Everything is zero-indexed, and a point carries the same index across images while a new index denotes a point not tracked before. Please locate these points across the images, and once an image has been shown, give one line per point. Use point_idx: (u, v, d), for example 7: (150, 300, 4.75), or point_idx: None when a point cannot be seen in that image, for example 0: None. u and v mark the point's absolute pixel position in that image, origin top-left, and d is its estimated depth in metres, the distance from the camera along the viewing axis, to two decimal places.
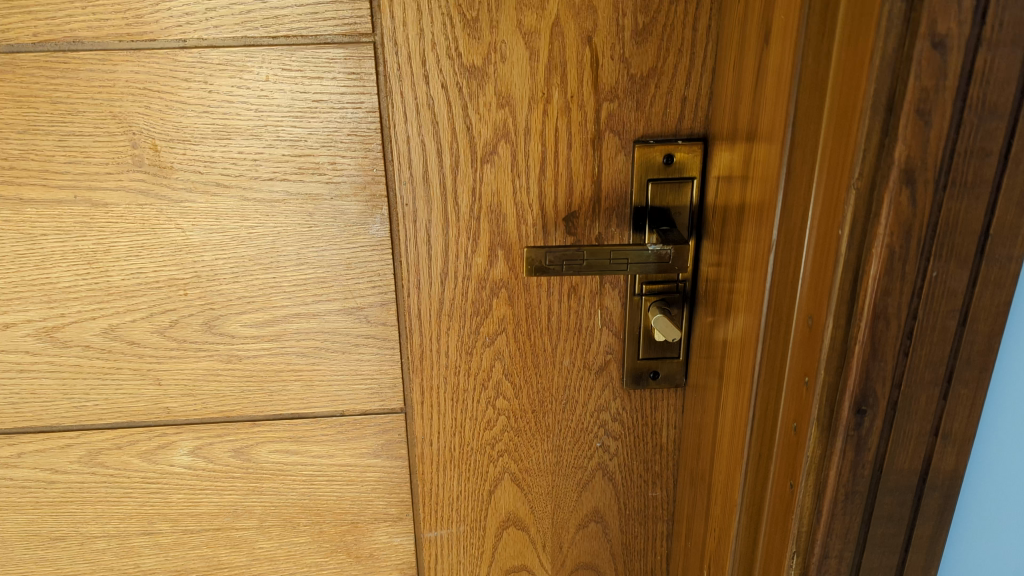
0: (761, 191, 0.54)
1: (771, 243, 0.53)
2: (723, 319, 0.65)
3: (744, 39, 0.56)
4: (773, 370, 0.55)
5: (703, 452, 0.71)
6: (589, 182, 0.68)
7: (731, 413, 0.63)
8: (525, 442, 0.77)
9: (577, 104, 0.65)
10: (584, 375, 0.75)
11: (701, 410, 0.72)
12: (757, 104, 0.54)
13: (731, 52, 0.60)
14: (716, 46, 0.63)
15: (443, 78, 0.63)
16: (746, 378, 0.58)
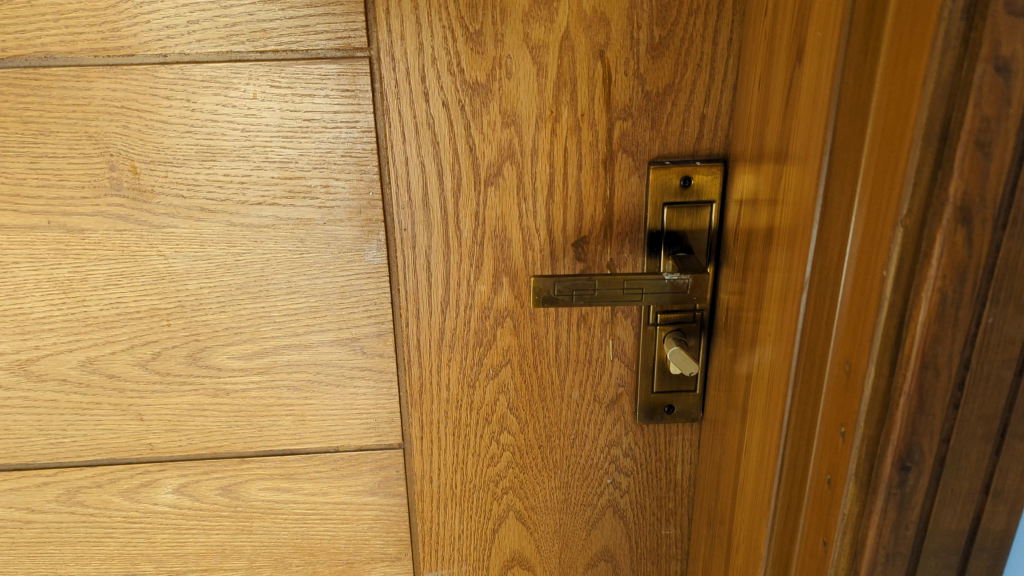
0: (792, 222, 0.49)
1: (804, 279, 0.48)
2: (744, 354, 0.60)
3: (771, 56, 0.51)
4: (804, 416, 0.51)
5: (722, 493, 0.67)
6: (600, 206, 0.63)
7: (754, 460, 0.58)
8: (531, 478, 0.73)
9: (588, 123, 0.60)
10: (593, 408, 0.71)
11: (719, 449, 0.67)
12: (786, 127, 0.49)
13: (755, 67, 0.55)
14: (738, 61, 0.59)
15: (444, 95, 0.58)
16: (774, 424, 0.53)
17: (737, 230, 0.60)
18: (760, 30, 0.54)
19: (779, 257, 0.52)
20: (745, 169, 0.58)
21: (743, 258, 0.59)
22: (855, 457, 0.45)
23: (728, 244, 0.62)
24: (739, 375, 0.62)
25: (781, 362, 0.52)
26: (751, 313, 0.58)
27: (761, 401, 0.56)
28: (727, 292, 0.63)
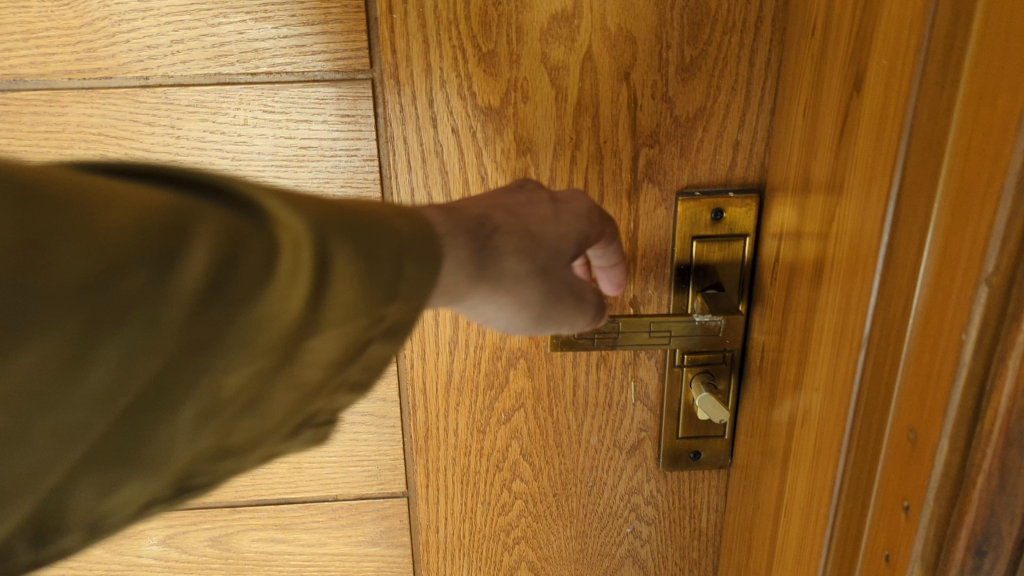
0: (846, 270, 0.43)
1: (863, 336, 0.42)
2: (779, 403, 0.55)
3: (819, 80, 0.46)
4: (859, 482, 0.45)
5: (751, 548, 0.61)
6: (623, 239, 0.58)
7: (795, 528, 0.52)
8: (545, 528, 0.68)
9: (611, 149, 0.55)
10: (612, 454, 0.65)
11: (746, 500, 0.62)
12: (840, 163, 0.43)
13: (799, 91, 0.49)
14: (778, 83, 0.53)
15: (453, 120, 0.53)
16: (824, 492, 0.48)
17: (773, 270, 0.54)
18: (804, 50, 0.48)
19: (829, 307, 0.46)
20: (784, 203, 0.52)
21: (782, 302, 0.53)
22: (921, 537, 0.40)
23: (763, 283, 0.56)
24: (775, 429, 0.55)
25: (834, 426, 0.46)
26: (792, 364, 0.52)
27: (805, 463, 0.50)
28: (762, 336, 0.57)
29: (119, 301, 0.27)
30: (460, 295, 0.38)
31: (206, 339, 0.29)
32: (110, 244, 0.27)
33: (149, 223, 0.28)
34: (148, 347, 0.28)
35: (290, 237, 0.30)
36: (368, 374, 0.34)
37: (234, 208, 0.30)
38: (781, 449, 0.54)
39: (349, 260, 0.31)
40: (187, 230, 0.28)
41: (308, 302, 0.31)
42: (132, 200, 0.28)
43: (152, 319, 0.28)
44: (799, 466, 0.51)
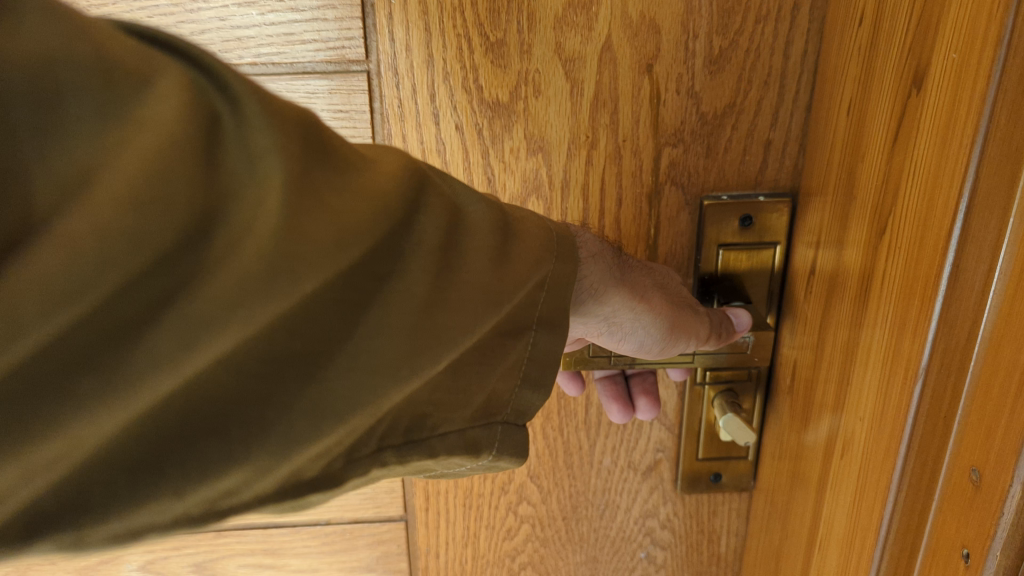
0: (902, 290, 0.38)
1: (919, 367, 0.37)
2: (812, 428, 0.49)
3: (870, 73, 0.41)
4: (909, 527, 0.39)
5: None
6: (643, 247, 0.53)
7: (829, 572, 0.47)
8: (552, 553, 0.64)
9: (630, 149, 0.50)
10: (627, 476, 0.61)
11: (769, 527, 0.57)
12: (897, 167, 0.38)
13: (845, 85, 0.44)
14: (817, 79, 0.48)
15: (457, 116, 0.49)
16: (865, 538, 0.42)
17: (807, 282, 0.49)
18: (850, 40, 0.43)
19: (877, 328, 0.40)
20: (823, 211, 0.47)
21: (819, 320, 0.47)
22: None
23: (796, 296, 0.51)
24: (805, 456, 0.50)
25: (880, 466, 0.40)
26: (829, 389, 0.46)
27: (844, 503, 0.44)
28: (794, 355, 0.51)
29: (387, 267, 0.30)
30: (604, 295, 0.43)
31: (446, 313, 0.31)
32: (355, 204, 0.28)
33: (401, 199, 0.30)
34: (403, 308, 0.30)
35: (494, 225, 0.34)
36: (538, 369, 0.37)
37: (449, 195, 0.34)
38: (811, 481, 0.49)
39: (534, 254, 0.35)
40: (426, 206, 0.31)
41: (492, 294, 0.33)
42: (389, 171, 0.31)
43: (411, 285, 0.30)
44: (834, 504, 0.45)
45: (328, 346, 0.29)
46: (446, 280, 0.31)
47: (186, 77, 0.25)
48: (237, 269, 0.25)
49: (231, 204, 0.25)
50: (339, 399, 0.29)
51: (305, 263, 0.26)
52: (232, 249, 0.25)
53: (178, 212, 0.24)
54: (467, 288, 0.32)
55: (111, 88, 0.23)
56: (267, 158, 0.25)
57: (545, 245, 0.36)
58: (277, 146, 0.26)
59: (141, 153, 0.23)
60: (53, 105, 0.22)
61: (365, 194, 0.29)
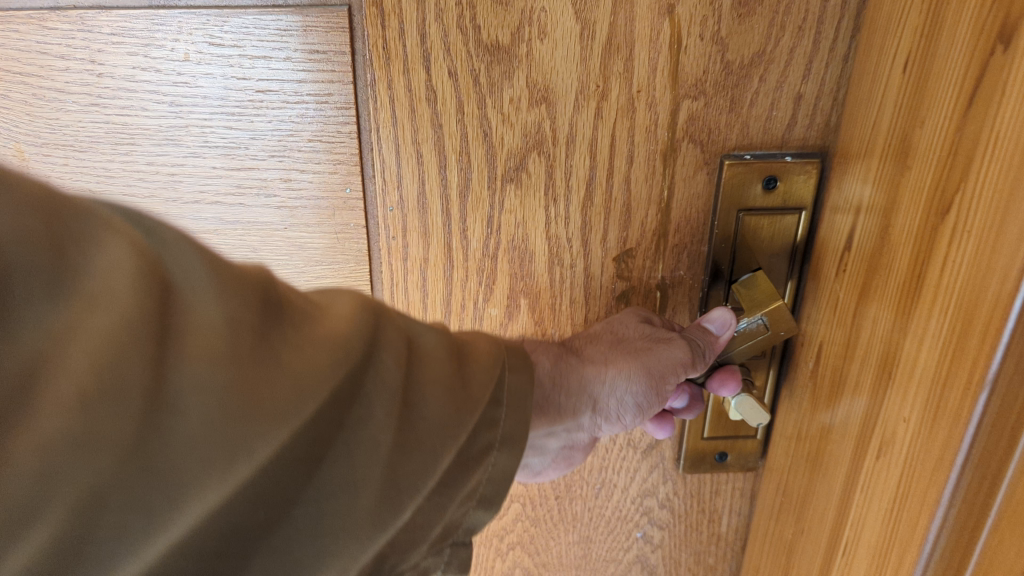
0: (965, 295, 0.33)
1: (987, 376, 0.32)
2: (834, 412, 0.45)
3: (938, 23, 0.35)
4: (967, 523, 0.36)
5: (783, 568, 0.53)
6: (654, 211, 0.48)
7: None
8: (543, 532, 0.60)
9: (645, 101, 0.44)
10: (626, 454, 0.57)
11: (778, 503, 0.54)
12: (968, 151, 0.33)
13: (903, 36, 0.38)
14: (868, 21, 0.41)
15: (451, 60, 0.42)
16: (904, 553, 0.38)
17: (842, 261, 0.44)
18: None
19: (928, 329, 0.36)
20: (868, 185, 0.41)
21: (856, 306, 0.42)
22: None
23: (825, 275, 0.46)
24: (829, 448, 0.46)
25: (924, 481, 0.36)
26: (864, 385, 0.41)
27: (876, 513, 0.40)
28: (820, 337, 0.47)
29: (348, 414, 0.30)
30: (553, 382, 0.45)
31: (411, 457, 0.32)
32: (311, 365, 0.28)
33: (361, 340, 0.30)
34: (364, 453, 0.30)
35: (446, 350, 0.35)
36: (493, 489, 0.36)
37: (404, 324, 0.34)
38: (835, 477, 0.45)
39: (484, 374, 0.36)
40: (385, 341, 0.32)
41: (447, 429, 0.33)
42: (342, 314, 0.31)
43: (376, 432, 0.30)
44: (863, 507, 0.42)
45: (297, 509, 0.29)
46: (407, 418, 0.32)
47: (133, 241, 0.25)
48: (204, 445, 0.25)
49: (183, 385, 0.25)
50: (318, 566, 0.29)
51: (267, 430, 0.27)
52: (195, 428, 0.25)
53: (134, 411, 0.24)
54: (424, 424, 0.32)
55: (61, 262, 0.23)
56: (222, 324, 0.26)
57: (492, 362, 0.37)
58: (227, 313, 0.26)
59: (93, 351, 0.23)
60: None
61: (319, 345, 0.29)
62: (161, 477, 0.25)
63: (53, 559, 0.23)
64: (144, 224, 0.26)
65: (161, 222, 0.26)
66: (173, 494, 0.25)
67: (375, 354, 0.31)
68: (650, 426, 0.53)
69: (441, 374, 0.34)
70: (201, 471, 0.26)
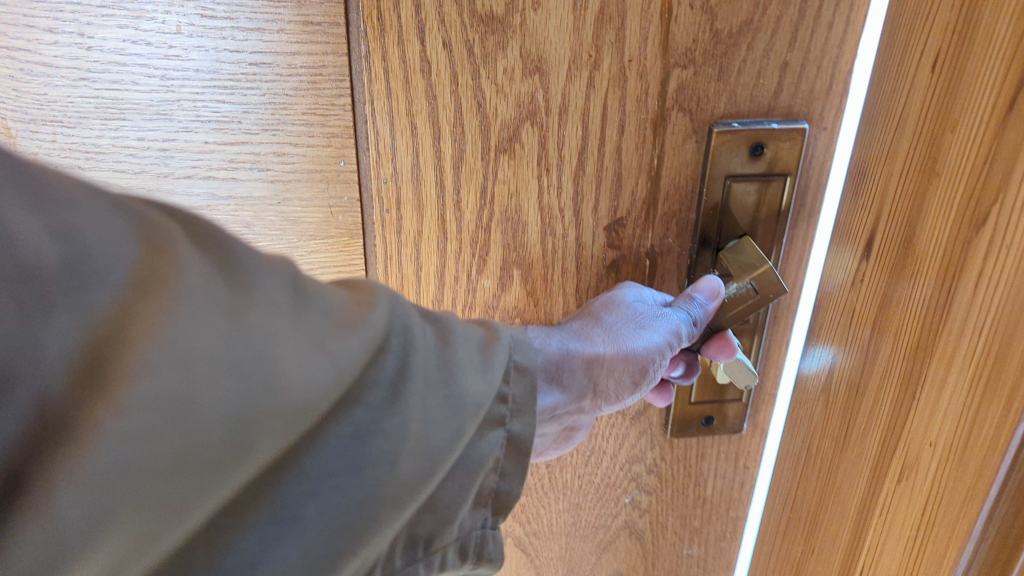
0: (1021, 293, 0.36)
1: None
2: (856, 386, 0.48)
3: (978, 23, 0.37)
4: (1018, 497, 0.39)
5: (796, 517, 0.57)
6: (644, 180, 0.48)
7: (886, 555, 0.47)
8: (534, 500, 0.61)
9: (636, 71, 0.45)
10: (615, 421, 0.58)
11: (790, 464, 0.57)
12: (997, 193, 0.36)
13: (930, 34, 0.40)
14: (886, 32, 0.43)
15: (445, 31, 0.43)
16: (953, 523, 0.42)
17: (858, 271, 0.47)
18: None
19: (977, 323, 0.38)
20: (886, 205, 0.44)
21: (875, 315, 0.46)
22: None
23: (840, 283, 0.49)
24: (851, 442, 0.49)
25: (979, 457, 0.39)
26: (895, 372, 0.44)
27: (920, 487, 0.44)
28: (834, 341, 0.50)
29: (377, 393, 0.32)
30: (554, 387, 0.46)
31: (437, 430, 0.34)
32: (341, 346, 0.30)
33: (383, 323, 0.33)
34: (408, 431, 0.33)
35: (452, 331, 0.37)
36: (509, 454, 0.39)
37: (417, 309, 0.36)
38: (860, 469, 0.49)
39: (494, 351, 0.38)
40: (404, 324, 0.34)
41: (462, 405, 0.35)
42: (362, 299, 0.34)
43: (406, 411, 0.33)
44: (903, 481, 0.45)
45: (331, 479, 0.31)
46: (426, 394, 0.34)
47: (176, 232, 0.27)
48: (254, 415, 0.27)
49: (238, 357, 0.27)
50: (349, 539, 0.31)
51: (309, 399, 0.29)
52: (247, 397, 0.27)
53: (203, 375, 0.26)
54: (444, 400, 0.35)
55: (122, 248, 0.25)
56: (261, 303, 0.28)
57: (495, 341, 0.38)
58: (264, 292, 0.29)
59: (161, 321, 0.25)
60: (73, 268, 0.24)
61: (349, 325, 0.32)
62: (223, 443, 0.27)
63: (133, 521, 0.25)
64: (182, 218, 0.28)
65: (197, 217, 0.28)
66: (224, 466, 0.27)
67: (412, 338, 0.34)
68: (650, 395, 0.55)
69: (471, 355, 0.37)
70: (243, 445, 0.27)
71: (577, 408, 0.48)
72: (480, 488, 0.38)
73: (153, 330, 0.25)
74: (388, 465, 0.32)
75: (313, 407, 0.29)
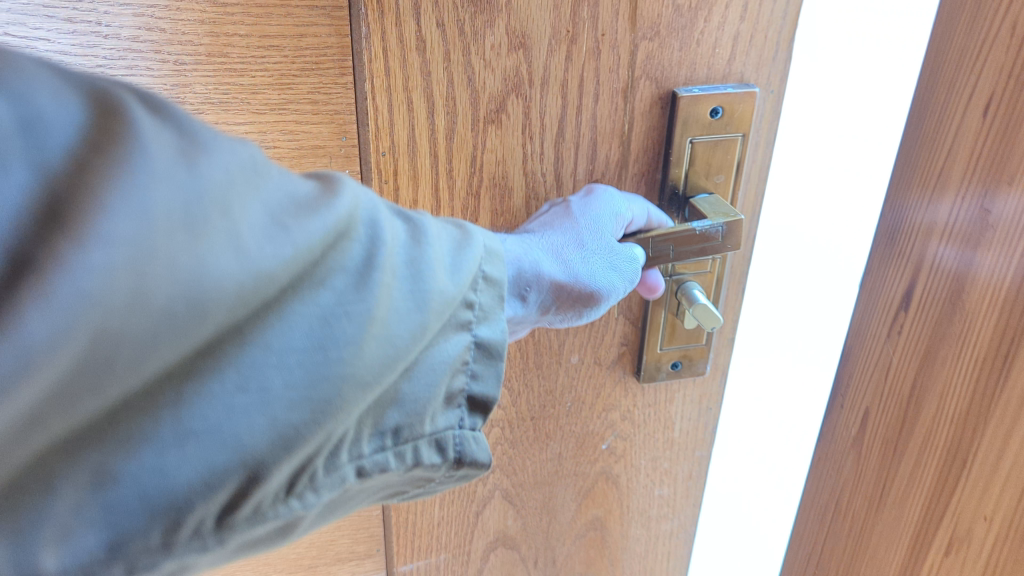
0: None
1: None
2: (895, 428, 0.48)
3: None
4: None
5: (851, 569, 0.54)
6: (617, 144, 0.53)
7: None
8: (520, 453, 0.66)
9: (609, 44, 0.50)
10: (593, 372, 0.63)
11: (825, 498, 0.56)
12: None
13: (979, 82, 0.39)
14: (912, 115, 0.45)
15: (439, 12, 0.46)
16: None
17: (895, 324, 0.47)
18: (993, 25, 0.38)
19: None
20: (922, 267, 0.45)
21: (916, 368, 0.46)
22: None
23: (871, 337, 0.50)
24: (894, 488, 0.49)
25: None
26: (942, 423, 0.44)
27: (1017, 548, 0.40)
28: (869, 392, 0.50)
29: (347, 280, 0.32)
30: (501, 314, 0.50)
31: (399, 317, 0.34)
32: (311, 231, 0.30)
33: (347, 212, 0.32)
34: (374, 316, 0.33)
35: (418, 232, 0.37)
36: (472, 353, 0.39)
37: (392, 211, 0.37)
38: (903, 517, 0.48)
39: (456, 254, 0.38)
40: (370, 218, 0.34)
41: (429, 302, 0.36)
42: (328, 187, 0.33)
43: (374, 301, 0.33)
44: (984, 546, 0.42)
45: (293, 358, 0.30)
46: (385, 282, 0.33)
47: (131, 102, 0.27)
48: (205, 281, 0.27)
49: (189, 219, 0.26)
50: (316, 419, 0.31)
51: (268, 276, 0.29)
52: (200, 261, 0.26)
53: (151, 229, 0.25)
54: (405, 291, 0.35)
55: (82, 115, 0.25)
56: (219, 173, 0.28)
57: (461, 242, 0.39)
58: (223, 164, 0.28)
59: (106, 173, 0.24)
60: (35, 119, 0.24)
61: (313, 210, 0.31)
62: (166, 304, 0.26)
63: (67, 373, 0.24)
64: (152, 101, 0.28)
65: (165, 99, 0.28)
66: (169, 330, 0.26)
67: (379, 229, 0.34)
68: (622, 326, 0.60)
69: (442, 252, 0.37)
70: (190, 309, 0.27)
71: (534, 291, 0.50)
72: (449, 388, 0.38)
73: (104, 182, 0.24)
74: (353, 347, 0.32)
75: (268, 277, 0.29)
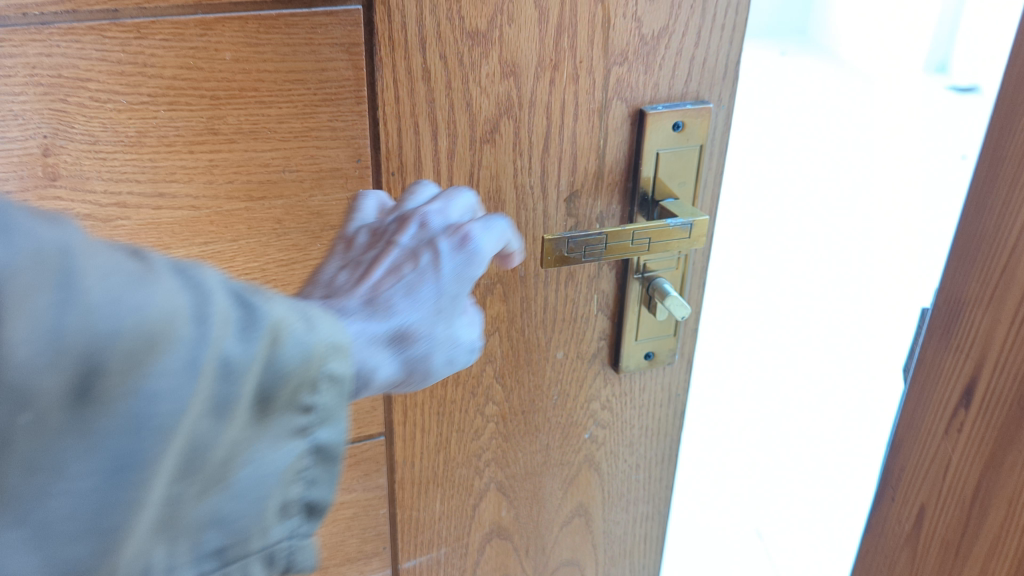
0: None
1: None
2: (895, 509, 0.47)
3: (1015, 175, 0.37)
4: None
5: None
6: (594, 158, 0.60)
7: None
8: (512, 446, 0.71)
9: (586, 70, 0.57)
10: (576, 365, 0.69)
11: None
12: None
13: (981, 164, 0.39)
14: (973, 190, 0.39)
15: (443, 45, 0.53)
16: None
17: (952, 419, 0.41)
18: None
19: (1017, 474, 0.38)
20: (988, 359, 0.39)
21: (979, 473, 0.40)
22: None
23: (926, 432, 0.43)
24: None
25: None
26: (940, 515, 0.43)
27: None
28: (926, 486, 0.44)
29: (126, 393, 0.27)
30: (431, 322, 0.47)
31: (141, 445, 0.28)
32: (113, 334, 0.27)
33: (184, 310, 0.28)
34: (177, 427, 0.28)
35: (268, 322, 0.31)
36: (315, 458, 0.34)
37: (211, 288, 0.30)
38: None
39: (252, 347, 0.30)
40: (181, 301, 0.29)
41: (206, 418, 0.29)
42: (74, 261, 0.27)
43: (165, 418, 0.28)
44: None
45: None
46: (107, 390, 0.27)
47: None
48: (19, 384, 0.25)
49: None
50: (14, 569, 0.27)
51: (68, 390, 0.26)
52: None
53: None
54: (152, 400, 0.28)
55: None
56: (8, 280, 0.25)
57: (323, 335, 0.33)
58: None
59: None
60: None
61: (168, 313, 0.28)
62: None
63: None
64: None
65: None
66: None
67: (213, 317, 0.29)
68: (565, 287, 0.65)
69: (292, 345, 0.31)
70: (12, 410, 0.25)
71: (458, 350, 0.41)
72: (286, 496, 0.34)
73: None
74: (164, 441, 0.28)
75: (49, 388, 0.26)
